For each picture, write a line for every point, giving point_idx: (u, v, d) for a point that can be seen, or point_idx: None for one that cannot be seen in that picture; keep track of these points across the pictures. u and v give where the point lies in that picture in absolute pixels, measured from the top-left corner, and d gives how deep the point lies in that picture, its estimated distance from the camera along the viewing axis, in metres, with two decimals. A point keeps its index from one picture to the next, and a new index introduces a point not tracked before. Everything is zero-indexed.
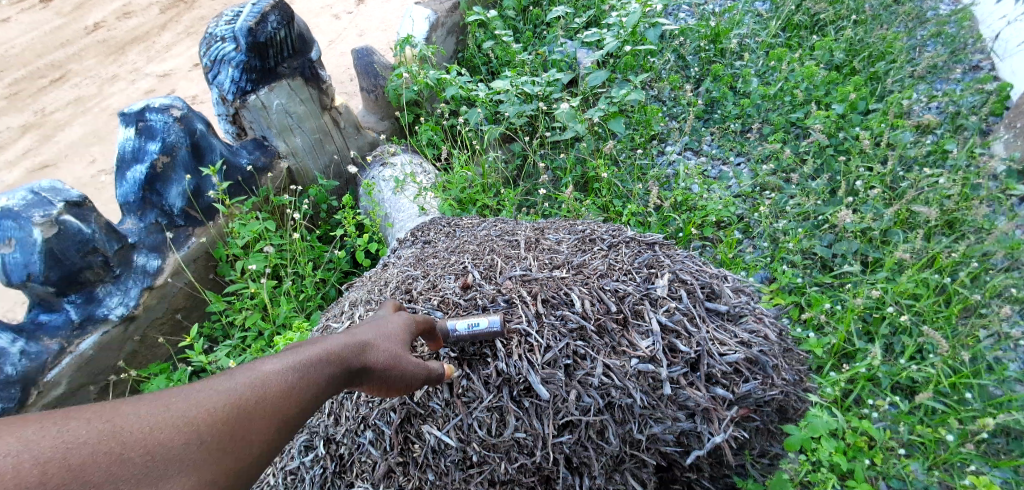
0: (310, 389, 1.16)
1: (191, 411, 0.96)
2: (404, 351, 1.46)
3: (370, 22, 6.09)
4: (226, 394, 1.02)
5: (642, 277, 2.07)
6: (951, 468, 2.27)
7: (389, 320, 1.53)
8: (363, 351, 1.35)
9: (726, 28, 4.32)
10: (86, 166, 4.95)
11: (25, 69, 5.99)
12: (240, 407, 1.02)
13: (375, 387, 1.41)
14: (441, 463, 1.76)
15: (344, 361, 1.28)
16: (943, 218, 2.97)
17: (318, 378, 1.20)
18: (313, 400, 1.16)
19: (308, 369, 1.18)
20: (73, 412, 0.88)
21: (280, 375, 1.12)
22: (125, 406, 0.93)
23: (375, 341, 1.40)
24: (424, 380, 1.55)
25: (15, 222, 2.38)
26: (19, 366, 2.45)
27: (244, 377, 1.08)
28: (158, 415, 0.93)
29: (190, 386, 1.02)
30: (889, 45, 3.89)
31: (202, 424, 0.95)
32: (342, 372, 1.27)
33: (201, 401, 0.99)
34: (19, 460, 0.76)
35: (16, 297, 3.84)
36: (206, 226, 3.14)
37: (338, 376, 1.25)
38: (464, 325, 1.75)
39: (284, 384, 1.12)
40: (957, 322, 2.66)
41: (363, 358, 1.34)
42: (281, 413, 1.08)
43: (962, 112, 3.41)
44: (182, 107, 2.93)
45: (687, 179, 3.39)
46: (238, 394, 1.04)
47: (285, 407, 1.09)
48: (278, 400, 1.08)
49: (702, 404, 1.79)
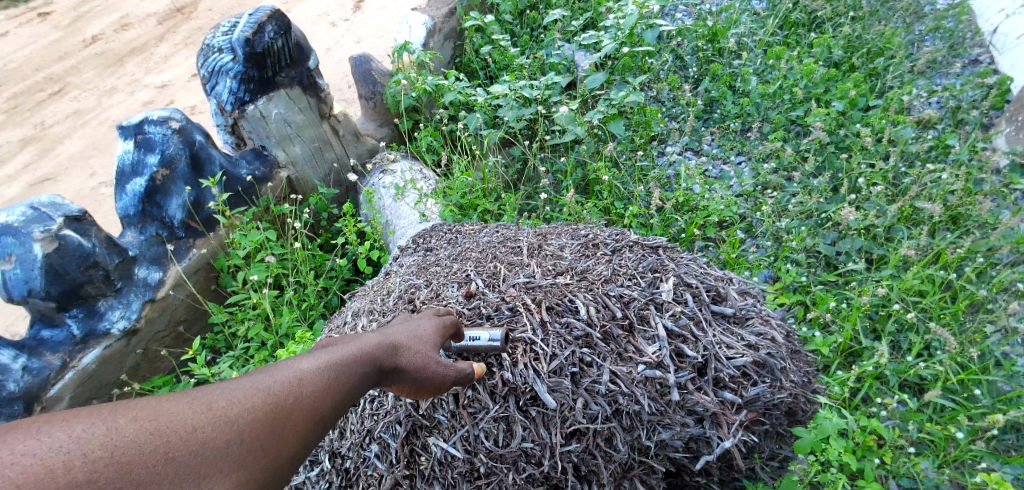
0: (344, 387, 1.15)
1: (231, 409, 0.95)
2: (435, 356, 1.46)
3: (367, 29, 6.10)
4: (264, 392, 1.02)
5: (647, 281, 2.05)
6: (962, 466, 2.25)
7: (420, 322, 1.53)
8: (395, 352, 1.34)
9: (723, 27, 4.31)
10: (86, 179, 4.95)
11: (24, 83, 6.00)
12: (279, 406, 1.01)
13: (405, 388, 1.40)
14: (449, 475, 1.75)
15: (377, 359, 1.27)
16: (947, 214, 2.94)
17: (353, 376, 1.18)
18: (347, 398, 1.15)
19: (343, 368, 1.17)
20: (122, 407, 0.89)
21: (316, 374, 1.12)
22: (168, 403, 0.93)
23: (407, 343, 1.40)
24: (452, 382, 1.51)
25: (15, 238, 2.36)
26: (21, 382, 2.43)
27: (283, 375, 1.07)
28: (201, 413, 0.92)
29: (231, 383, 1.02)
30: (887, 41, 3.88)
31: (243, 422, 0.95)
32: (375, 370, 1.26)
33: (241, 398, 0.98)
34: (69, 458, 0.78)
35: (18, 312, 3.84)
36: (206, 237, 3.13)
37: (371, 375, 1.24)
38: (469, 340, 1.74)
39: (321, 383, 1.11)
40: (965, 318, 2.64)
41: (395, 358, 1.33)
42: (317, 412, 1.06)
43: (962, 106, 3.38)
44: (181, 119, 2.94)
45: (688, 179, 3.39)
46: (276, 394, 1.03)
47: (321, 404, 1.08)
48: (314, 398, 1.07)
49: (711, 409, 1.78)
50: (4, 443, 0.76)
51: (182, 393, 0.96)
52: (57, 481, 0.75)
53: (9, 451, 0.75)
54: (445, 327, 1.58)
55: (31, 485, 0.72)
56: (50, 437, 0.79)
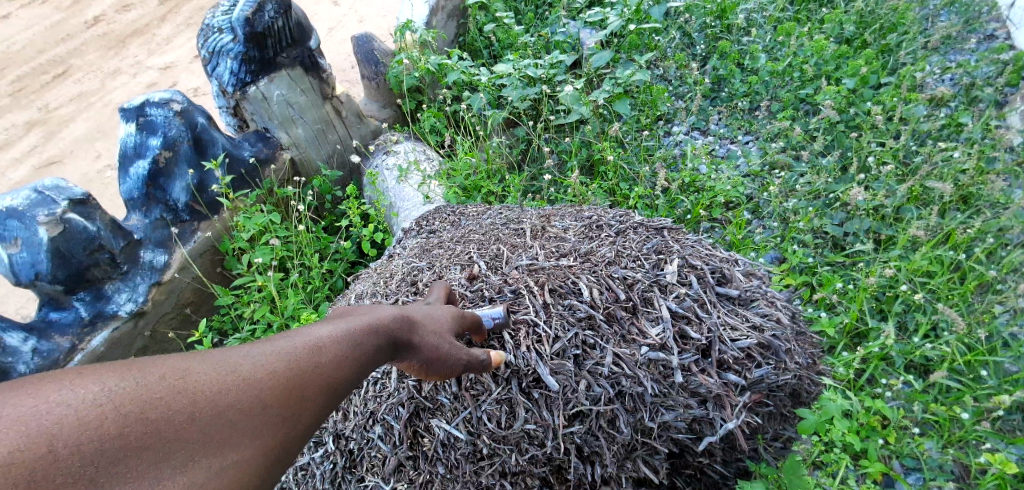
0: (358, 360, 1.14)
1: (254, 374, 0.93)
2: (449, 338, 1.46)
3: (369, 8, 6.01)
4: (284, 359, 0.99)
5: (651, 263, 2.03)
6: (966, 446, 2.25)
7: (437, 307, 1.52)
8: (409, 330, 1.33)
9: (732, 2, 4.20)
10: (92, 161, 4.96)
11: (28, 66, 5.97)
12: (297, 374, 0.99)
13: (415, 367, 1.39)
14: (452, 456, 1.76)
15: (391, 335, 1.26)
16: (958, 193, 2.90)
17: (366, 351, 1.17)
18: (359, 372, 1.14)
19: (357, 341, 1.16)
20: (145, 364, 0.86)
21: (333, 346, 1.10)
22: (190, 362, 0.90)
23: (421, 322, 1.39)
24: (464, 367, 1.50)
25: (20, 222, 2.38)
26: (32, 364, 2.44)
27: (301, 342, 1.05)
28: (225, 375, 0.90)
29: (250, 347, 0.99)
30: (900, 16, 3.78)
31: (264, 388, 0.92)
32: (388, 346, 1.25)
33: (263, 363, 0.96)
34: (101, 411, 0.75)
35: (26, 295, 3.89)
36: (211, 220, 3.13)
37: (383, 350, 1.23)
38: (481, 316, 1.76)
39: (337, 356, 1.09)
40: (973, 299, 2.62)
41: (408, 336, 1.32)
42: (332, 385, 1.04)
43: (976, 83, 3.29)
44: (182, 101, 2.92)
45: (695, 159, 3.37)
46: (294, 362, 1.01)
47: (336, 376, 1.06)
48: (331, 368, 1.06)
49: (714, 391, 1.78)
50: (31, 393, 0.73)
51: (204, 353, 0.93)
52: (89, 434, 0.72)
53: (41, 400, 0.72)
54: (462, 319, 1.58)
55: (64, 435, 0.70)
56: (78, 390, 0.76)
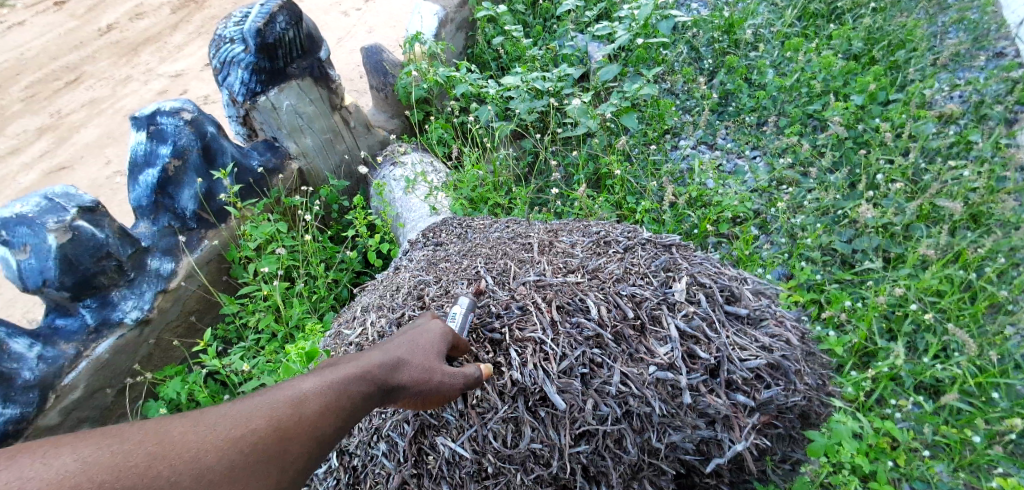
0: (346, 406, 1.20)
1: (237, 431, 1.03)
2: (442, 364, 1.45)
3: (378, 19, 6.07)
4: (266, 414, 1.09)
5: (659, 280, 2.02)
6: (977, 470, 2.21)
7: (425, 332, 1.52)
8: (397, 370, 1.35)
9: (740, 18, 4.22)
10: (101, 167, 5.00)
11: (42, 72, 6.05)
12: (281, 427, 1.08)
13: (410, 402, 1.40)
14: (457, 475, 1.74)
15: (381, 379, 1.30)
16: (968, 212, 2.87)
17: (355, 396, 1.23)
18: (350, 416, 1.21)
19: (344, 388, 1.22)
20: (125, 431, 0.98)
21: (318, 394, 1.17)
22: (171, 426, 1.00)
23: (414, 358, 1.40)
24: (462, 388, 1.50)
25: (29, 228, 2.37)
26: (37, 371, 2.44)
27: (285, 395, 1.14)
28: (209, 435, 1.01)
29: (234, 405, 1.09)
30: (908, 33, 3.78)
31: (247, 444, 1.02)
32: (378, 389, 1.29)
33: (245, 419, 1.06)
34: (76, 480, 0.86)
35: (32, 300, 3.91)
36: (217, 228, 3.14)
37: (376, 392, 1.28)
38: (454, 318, 1.77)
39: (324, 404, 1.17)
40: (984, 319, 2.59)
41: (399, 378, 1.34)
42: (319, 430, 1.13)
43: (986, 101, 3.28)
44: (193, 110, 2.95)
45: (702, 174, 3.33)
46: (278, 414, 1.10)
47: (322, 425, 1.14)
48: (315, 417, 1.14)
49: (723, 412, 1.75)
50: (13, 467, 0.84)
51: (188, 416, 1.04)
52: None
53: (17, 474, 0.84)
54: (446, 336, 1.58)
55: None
56: (55, 461, 0.88)
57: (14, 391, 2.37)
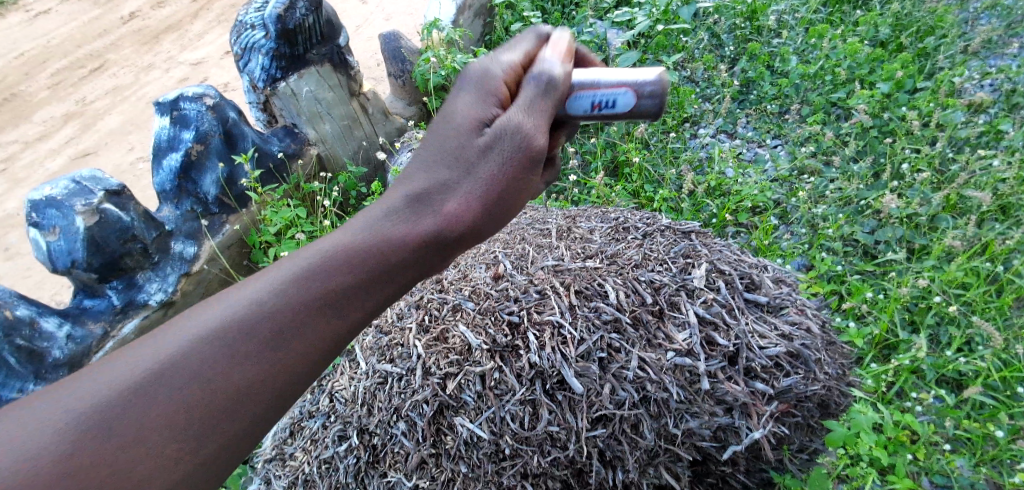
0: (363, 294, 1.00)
1: (230, 344, 0.90)
2: (484, 167, 1.10)
3: (396, 6, 6.07)
4: (270, 316, 0.93)
5: (678, 267, 2.01)
6: (1000, 465, 2.18)
7: (476, 95, 1.20)
8: (412, 218, 1.05)
9: (764, 4, 4.12)
10: (125, 153, 5.09)
11: (67, 59, 6.16)
12: (281, 332, 0.93)
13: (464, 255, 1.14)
14: (474, 455, 1.76)
15: (394, 243, 1.03)
16: (996, 203, 2.80)
17: (353, 269, 1.00)
18: (368, 294, 1.02)
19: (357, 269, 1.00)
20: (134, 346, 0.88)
21: (297, 284, 0.97)
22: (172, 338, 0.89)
23: (436, 190, 1.08)
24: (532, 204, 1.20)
25: (58, 210, 2.44)
26: (66, 349, 2.49)
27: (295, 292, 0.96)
28: (199, 351, 0.88)
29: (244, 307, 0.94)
30: (938, 19, 3.68)
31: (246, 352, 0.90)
32: (398, 256, 1.03)
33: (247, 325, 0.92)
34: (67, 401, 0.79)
35: (62, 282, 4.03)
36: (239, 213, 3.20)
37: (391, 256, 1.02)
38: (604, 86, 1.35)
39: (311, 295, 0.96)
40: (1011, 312, 2.53)
41: (416, 228, 1.04)
42: (328, 319, 0.97)
43: (1019, 89, 3.18)
44: (215, 96, 2.98)
45: (721, 162, 3.30)
46: (251, 325, 0.92)
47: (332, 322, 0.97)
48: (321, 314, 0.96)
49: (741, 399, 1.75)
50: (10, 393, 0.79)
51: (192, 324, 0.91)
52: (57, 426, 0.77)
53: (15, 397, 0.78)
54: (510, 81, 1.24)
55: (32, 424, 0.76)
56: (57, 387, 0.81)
57: (45, 368, 2.42)
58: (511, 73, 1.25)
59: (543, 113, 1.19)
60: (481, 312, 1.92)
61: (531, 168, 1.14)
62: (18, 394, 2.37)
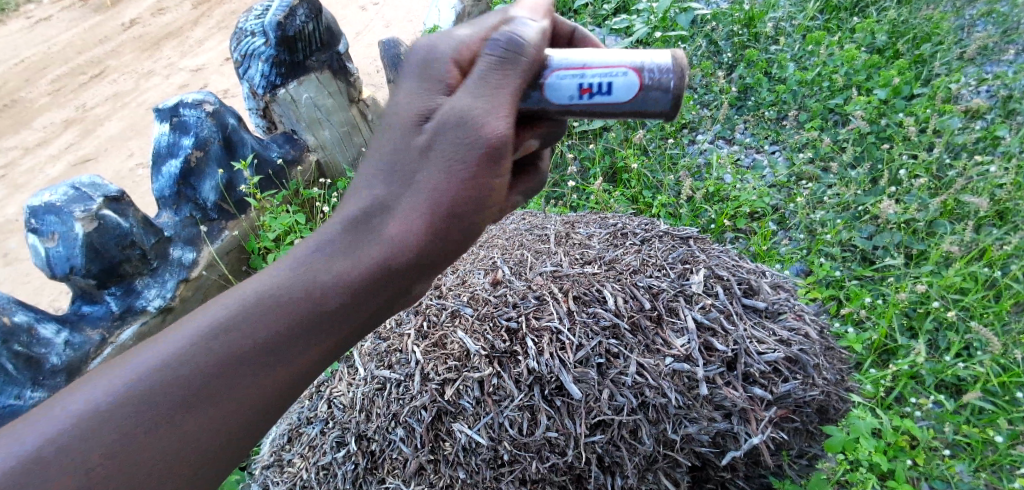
0: (333, 306, 0.94)
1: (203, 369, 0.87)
2: (427, 178, 0.97)
3: (396, 13, 6.10)
4: (240, 340, 0.89)
5: (676, 272, 2.01)
6: (1000, 470, 2.17)
7: (417, 83, 1.05)
8: (358, 244, 0.96)
9: (761, 11, 4.15)
10: (124, 159, 5.10)
11: (68, 66, 6.19)
12: (256, 354, 0.90)
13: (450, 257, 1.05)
14: (473, 461, 1.76)
15: (357, 256, 0.95)
16: (994, 208, 2.80)
17: (293, 309, 0.92)
18: (338, 308, 0.95)
19: (322, 285, 0.94)
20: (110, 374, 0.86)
21: (235, 326, 0.90)
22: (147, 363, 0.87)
23: (376, 211, 0.97)
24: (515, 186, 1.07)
25: (57, 217, 2.45)
26: (64, 355, 2.48)
27: (264, 311, 0.92)
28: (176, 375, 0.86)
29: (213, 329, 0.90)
30: (935, 26, 3.70)
31: (223, 375, 0.87)
32: (364, 267, 0.95)
33: (220, 348, 0.88)
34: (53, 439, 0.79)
35: (60, 288, 4.02)
36: (238, 219, 3.20)
37: (332, 294, 0.94)
38: (596, 67, 1.25)
39: (250, 337, 0.90)
40: (1009, 317, 2.53)
41: (358, 260, 0.95)
42: (301, 336, 0.93)
43: (1015, 95, 3.19)
44: (214, 102, 2.99)
45: (720, 168, 3.32)
46: (225, 346, 0.89)
47: (305, 339, 0.93)
48: (290, 332, 0.92)
49: (739, 405, 1.75)
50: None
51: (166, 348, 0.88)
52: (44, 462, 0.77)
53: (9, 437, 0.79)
54: (463, 61, 1.06)
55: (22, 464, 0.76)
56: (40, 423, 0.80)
57: (43, 374, 2.41)
58: (465, 51, 1.07)
59: (498, 98, 1.01)
60: (480, 318, 1.92)
61: (485, 172, 0.98)
62: (16, 401, 2.33)
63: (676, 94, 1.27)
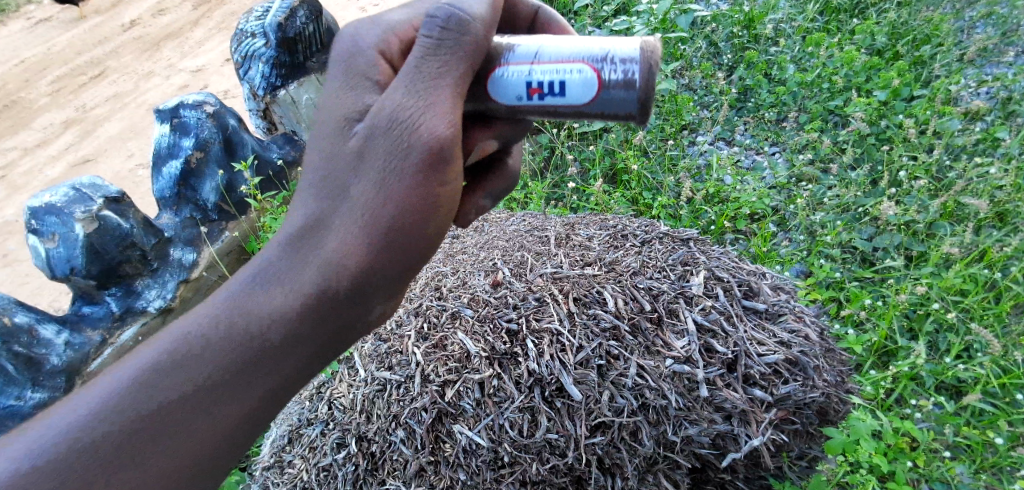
0: (285, 324, 1.02)
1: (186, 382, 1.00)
2: (360, 195, 0.99)
3: None
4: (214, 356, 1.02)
5: (676, 274, 2.02)
6: (1000, 472, 2.18)
7: (347, 74, 1.06)
8: (304, 262, 1.03)
9: (761, 12, 4.15)
10: (124, 160, 5.10)
11: (68, 66, 6.19)
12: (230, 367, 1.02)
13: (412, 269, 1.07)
14: (473, 463, 1.75)
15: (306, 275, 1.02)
16: (994, 210, 2.80)
17: (253, 330, 1.02)
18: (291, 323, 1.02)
19: (277, 304, 1.03)
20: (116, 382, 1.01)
21: (206, 349, 1.02)
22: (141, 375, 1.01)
23: (316, 231, 1.02)
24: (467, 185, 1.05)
25: (58, 218, 2.45)
26: (64, 356, 2.49)
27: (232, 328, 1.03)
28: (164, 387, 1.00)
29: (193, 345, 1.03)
30: (934, 27, 3.71)
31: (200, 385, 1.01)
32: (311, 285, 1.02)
33: (199, 362, 1.01)
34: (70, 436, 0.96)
35: (60, 288, 4.02)
36: (238, 219, 3.20)
37: (285, 316, 1.02)
38: (547, 63, 1.11)
39: (220, 355, 1.02)
40: (1009, 319, 2.54)
41: (303, 281, 1.02)
42: (263, 350, 1.02)
43: (1015, 97, 3.20)
44: (214, 103, 3.00)
45: (720, 170, 3.32)
46: (201, 360, 1.02)
47: (266, 351, 1.02)
48: (253, 347, 1.02)
49: (740, 406, 1.74)
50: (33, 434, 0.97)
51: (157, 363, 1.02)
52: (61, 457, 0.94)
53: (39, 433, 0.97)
54: (387, 53, 1.10)
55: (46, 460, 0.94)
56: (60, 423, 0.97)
57: (43, 375, 2.42)
58: (389, 42, 1.11)
59: (433, 94, 0.97)
60: (480, 320, 1.92)
61: (421, 180, 0.97)
62: (16, 402, 2.35)
63: (644, 93, 1.09)
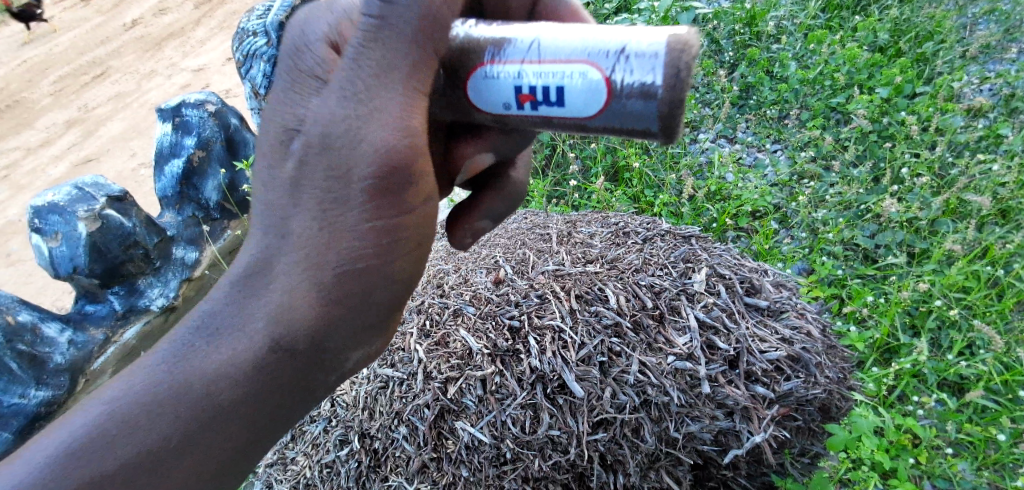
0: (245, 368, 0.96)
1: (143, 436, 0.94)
2: (305, 226, 0.93)
3: None
4: (170, 407, 0.95)
5: (677, 271, 2.02)
6: (1003, 469, 2.17)
7: (291, 77, 0.99)
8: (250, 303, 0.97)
9: (762, 10, 4.15)
10: (126, 159, 5.12)
11: (70, 66, 6.21)
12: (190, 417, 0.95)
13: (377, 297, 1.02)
14: (475, 459, 1.76)
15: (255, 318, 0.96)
16: (997, 207, 2.79)
17: (209, 379, 0.96)
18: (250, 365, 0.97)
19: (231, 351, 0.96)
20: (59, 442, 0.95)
21: (157, 403, 0.95)
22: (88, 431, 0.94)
23: (260, 272, 0.96)
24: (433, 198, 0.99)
25: (61, 217, 2.46)
26: (67, 354, 2.51)
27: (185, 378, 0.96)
28: (118, 445, 0.93)
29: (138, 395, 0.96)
30: (937, 24, 3.70)
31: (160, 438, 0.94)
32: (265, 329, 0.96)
33: (152, 416, 0.95)
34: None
35: (64, 287, 4.04)
36: (240, 218, 3.21)
37: (241, 360, 0.96)
38: (547, 63, 0.91)
39: (176, 405, 0.95)
40: (1012, 316, 2.53)
41: (256, 325, 0.96)
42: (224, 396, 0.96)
43: (1017, 94, 3.19)
44: (216, 103, 3.03)
45: (721, 167, 3.32)
46: (154, 412, 0.95)
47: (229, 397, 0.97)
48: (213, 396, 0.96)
49: (742, 403, 1.74)
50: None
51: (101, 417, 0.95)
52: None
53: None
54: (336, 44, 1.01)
55: None
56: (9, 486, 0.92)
57: (46, 373, 2.44)
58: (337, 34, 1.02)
59: (377, 96, 0.89)
60: (482, 317, 1.92)
61: (376, 209, 0.91)
62: (20, 400, 2.36)
63: (667, 104, 0.85)
